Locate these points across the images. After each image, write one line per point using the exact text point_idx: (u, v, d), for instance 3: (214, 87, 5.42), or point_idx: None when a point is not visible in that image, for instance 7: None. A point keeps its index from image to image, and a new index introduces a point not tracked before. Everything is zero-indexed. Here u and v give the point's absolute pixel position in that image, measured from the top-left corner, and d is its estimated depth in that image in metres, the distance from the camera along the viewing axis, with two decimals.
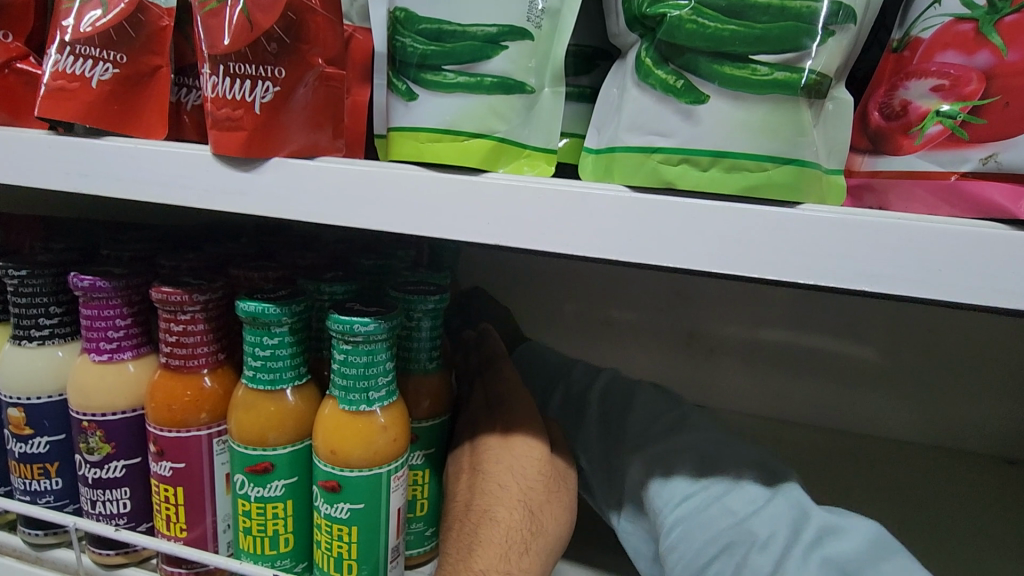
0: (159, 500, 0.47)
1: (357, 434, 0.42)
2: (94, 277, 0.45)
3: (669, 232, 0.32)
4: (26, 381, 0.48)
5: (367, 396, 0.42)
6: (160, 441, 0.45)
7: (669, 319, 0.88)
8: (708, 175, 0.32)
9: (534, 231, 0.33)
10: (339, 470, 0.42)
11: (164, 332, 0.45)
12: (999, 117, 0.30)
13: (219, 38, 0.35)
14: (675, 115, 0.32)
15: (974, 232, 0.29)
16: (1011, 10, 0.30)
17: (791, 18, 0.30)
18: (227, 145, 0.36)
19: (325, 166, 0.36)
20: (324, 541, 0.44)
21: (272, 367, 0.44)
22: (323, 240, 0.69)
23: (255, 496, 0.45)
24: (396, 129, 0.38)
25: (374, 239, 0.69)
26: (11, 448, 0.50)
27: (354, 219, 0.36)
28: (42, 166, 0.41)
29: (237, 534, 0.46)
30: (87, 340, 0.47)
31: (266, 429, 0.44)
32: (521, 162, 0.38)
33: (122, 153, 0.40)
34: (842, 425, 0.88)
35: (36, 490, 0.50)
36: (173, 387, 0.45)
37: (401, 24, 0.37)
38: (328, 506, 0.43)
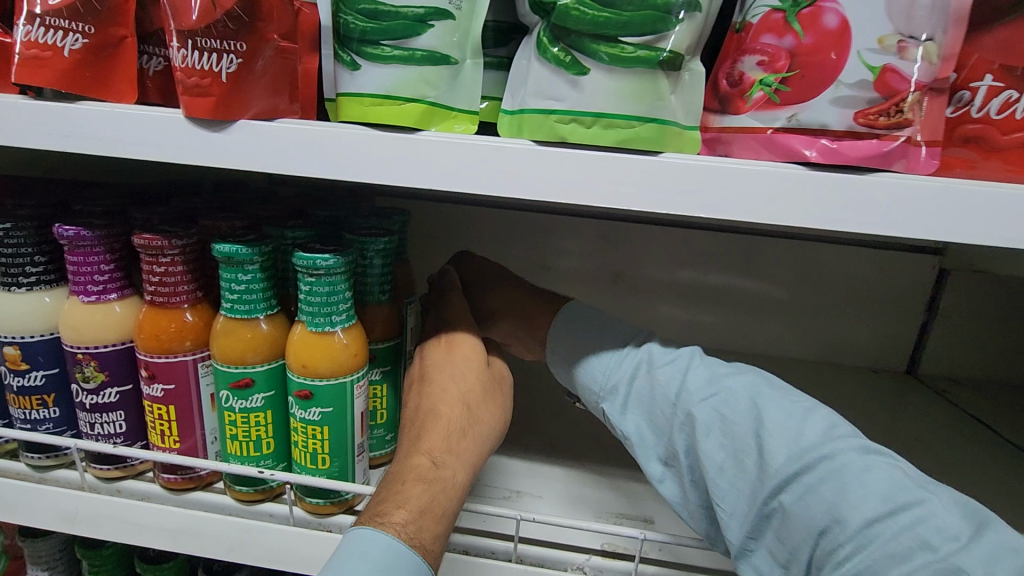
0: (152, 419, 0.55)
1: (323, 351, 0.51)
2: (77, 228, 0.51)
3: (563, 176, 0.41)
4: (19, 323, 0.54)
5: (331, 320, 0.51)
6: (151, 366, 0.53)
7: (599, 261, 1.00)
8: (592, 132, 0.41)
9: (459, 177, 0.42)
10: (310, 381, 0.52)
11: (147, 274, 0.52)
12: (798, 86, 0.41)
13: (187, 16, 0.42)
14: (566, 84, 0.41)
15: (777, 171, 0.40)
16: (807, 5, 0.40)
17: (649, 8, 0.40)
18: (199, 110, 0.43)
19: (285, 127, 0.43)
20: (301, 441, 0.54)
21: (246, 300, 0.52)
22: (279, 193, 0.76)
23: (239, 408, 0.53)
24: (343, 95, 0.45)
25: (326, 194, 0.76)
26: (8, 383, 0.56)
27: (312, 170, 0.44)
28: (31, 129, 0.47)
29: (225, 442, 0.55)
30: (74, 284, 0.54)
31: (244, 350, 0.52)
32: (449, 122, 0.46)
33: (105, 117, 0.46)
34: (745, 347, 1.03)
35: (35, 419, 0.57)
36: (159, 320, 0.53)
37: (343, 3, 0.44)
38: (302, 411, 0.53)
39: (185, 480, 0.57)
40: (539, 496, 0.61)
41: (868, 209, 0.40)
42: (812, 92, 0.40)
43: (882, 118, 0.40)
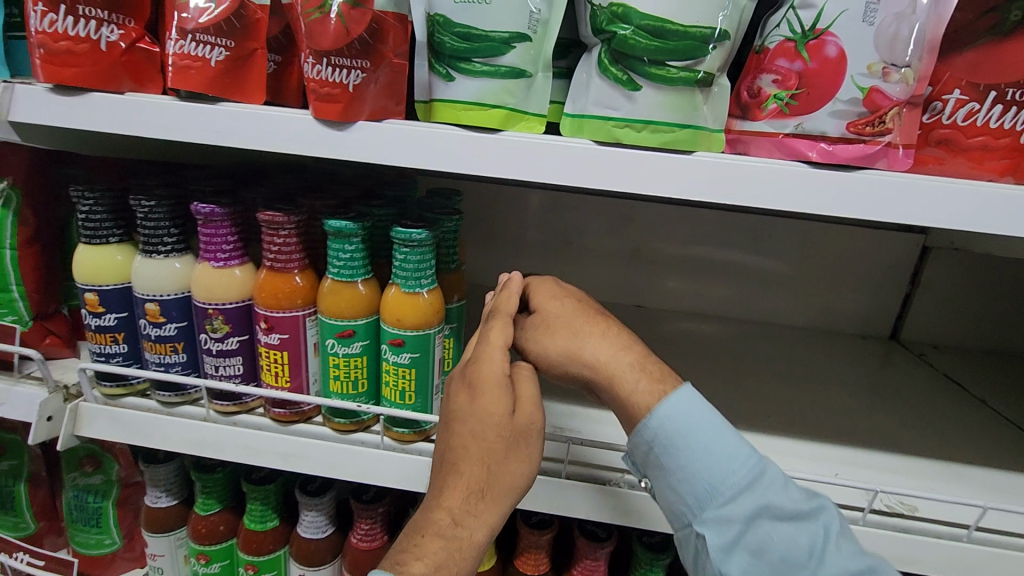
0: (267, 362, 0.67)
1: (413, 307, 0.63)
2: (211, 206, 0.62)
3: (619, 170, 0.53)
4: (159, 283, 0.66)
5: (420, 282, 0.63)
6: (270, 319, 0.65)
7: (620, 237, 1.11)
8: (641, 135, 0.53)
9: (535, 168, 0.54)
10: (402, 331, 0.63)
11: (267, 244, 0.64)
12: (805, 100, 0.52)
13: (323, 39, 0.52)
14: (622, 97, 0.52)
15: (786, 168, 0.52)
16: (814, 37, 0.51)
17: (690, 38, 0.50)
18: (328, 112, 0.54)
19: (394, 127, 0.54)
20: (391, 380, 0.66)
21: (350, 266, 0.63)
22: (347, 176, 0.87)
23: (342, 353, 0.65)
24: (438, 100, 0.56)
25: (388, 176, 0.87)
26: (146, 332, 0.68)
27: (415, 161, 0.55)
28: (182, 124, 0.57)
29: (327, 381, 0.67)
30: (205, 253, 0.65)
31: (347, 307, 0.64)
32: (523, 124, 0.57)
33: (245, 117, 0.56)
34: (747, 315, 1.16)
35: (168, 362, 0.69)
36: (276, 282, 0.64)
37: (439, 26, 0.55)
38: (394, 356, 0.65)
39: (292, 413, 0.69)
40: (578, 430, 0.74)
41: (855, 197, 0.52)
42: (814, 106, 0.51)
43: (868, 128, 0.51)
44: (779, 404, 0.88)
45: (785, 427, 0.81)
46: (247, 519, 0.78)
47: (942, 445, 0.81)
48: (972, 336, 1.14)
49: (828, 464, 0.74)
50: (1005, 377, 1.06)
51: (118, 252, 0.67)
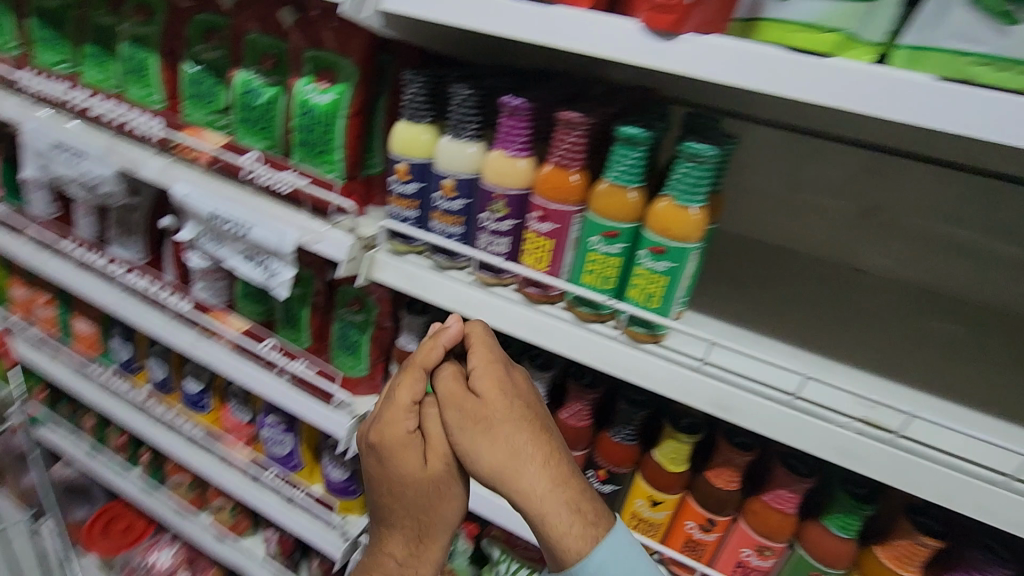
0: (532, 246, 0.77)
1: (681, 221, 0.67)
2: (520, 100, 0.72)
3: (958, 113, 0.49)
4: (456, 163, 0.77)
5: (692, 198, 0.67)
6: (547, 209, 0.74)
7: (857, 195, 1.04)
8: (1000, 75, 0.49)
9: (862, 99, 0.52)
10: (665, 241, 0.68)
11: (558, 142, 0.71)
12: None
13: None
14: (989, 30, 0.49)
15: None
16: None
17: None
18: (660, 23, 0.57)
19: (719, 45, 0.56)
20: (642, 282, 0.72)
21: (628, 173, 0.69)
22: (598, 88, 0.90)
23: (602, 250, 0.72)
24: (769, 18, 0.57)
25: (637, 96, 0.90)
26: (438, 203, 0.81)
27: (735, 77, 0.57)
28: (519, 22, 0.64)
29: (581, 274, 0.75)
30: (501, 142, 0.75)
31: (617, 210, 0.70)
32: (852, 52, 0.56)
33: (577, 22, 0.62)
34: (995, 303, 1.02)
35: (448, 232, 0.82)
36: (559, 178, 0.72)
37: None
38: (652, 261, 0.70)
39: (542, 295, 0.80)
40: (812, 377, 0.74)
41: None
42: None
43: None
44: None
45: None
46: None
47: None
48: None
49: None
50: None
51: (425, 131, 0.80)
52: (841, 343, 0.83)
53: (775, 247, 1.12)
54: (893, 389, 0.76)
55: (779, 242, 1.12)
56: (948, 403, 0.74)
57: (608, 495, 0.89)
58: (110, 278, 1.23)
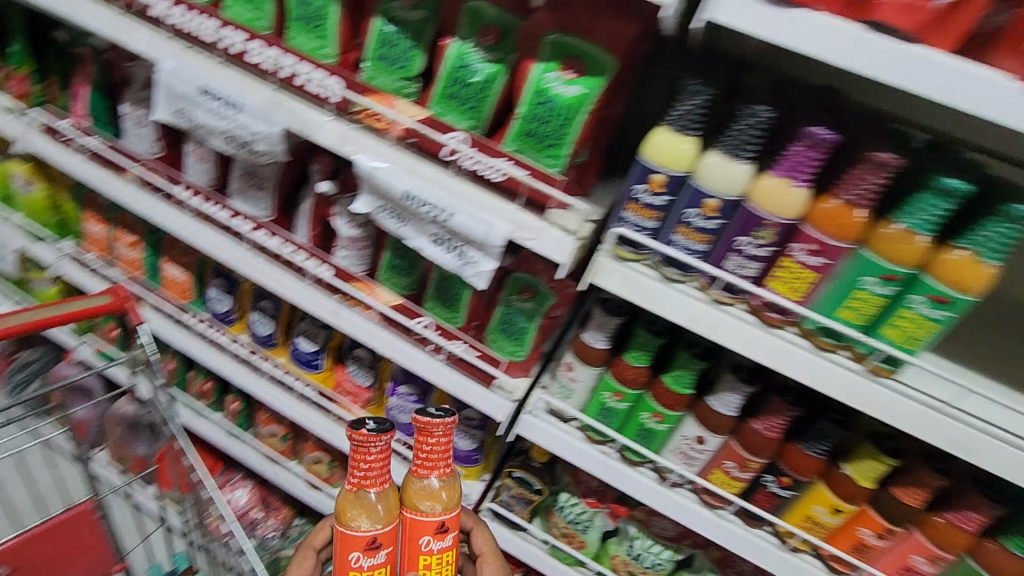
0: (787, 274, 0.72)
1: (977, 276, 0.63)
2: (825, 132, 0.64)
3: None
4: (727, 183, 0.70)
5: (995, 254, 0.62)
6: (824, 244, 0.68)
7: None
8: None
9: None
10: (956, 294, 0.64)
11: (860, 184, 0.64)
12: None
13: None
14: None
15: None
16: None
17: None
18: None
19: None
20: (903, 325, 0.69)
21: (929, 222, 0.63)
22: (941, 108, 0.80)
23: (873, 291, 0.68)
24: None
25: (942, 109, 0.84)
26: (688, 220, 0.73)
27: None
28: (826, 43, 0.56)
29: (837, 308, 0.71)
30: (788, 170, 0.67)
31: (910, 257, 0.65)
32: None
33: (888, 51, 0.55)
34: None
35: (692, 248, 0.75)
36: (845, 216, 0.66)
37: None
38: (928, 309, 0.66)
39: (782, 319, 0.75)
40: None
41: None
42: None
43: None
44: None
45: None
46: (665, 379, 0.89)
47: None
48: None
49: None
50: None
51: (687, 140, 0.70)
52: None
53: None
54: None
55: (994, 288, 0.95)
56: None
57: (776, 500, 0.90)
58: (225, 223, 1.14)
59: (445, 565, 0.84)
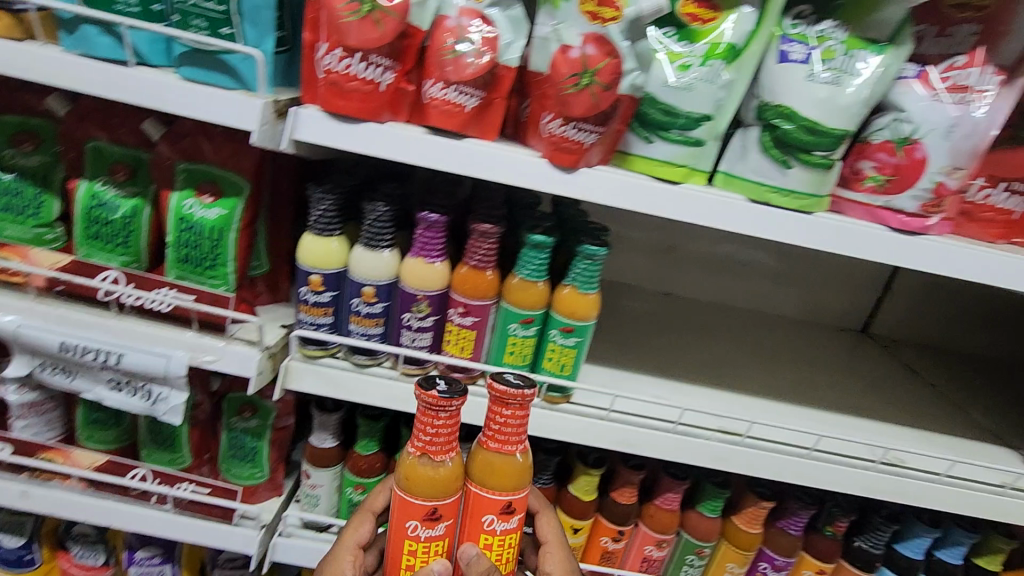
0: (454, 337, 0.80)
1: (583, 304, 0.77)
2: (436, 215, 0.74)
3: (732, 217, 0.69)
4: (375, 270, 0.76)
5: (588, 285, 0.77)
6: (469, 305, 0.77)
7: (659, 254, 1.34)
8: (769, 194, 0.69)
9: (691, 213, 0.69)
10: (574, 322, 0.78)
11: (475, 250, 0.75)
12: (907, 172, 0.68)
13: (577, 107, 0.63)
14: (777, 171, 0.68)
15: (845, 229, 0.69)
16: (912, 142, 0.68)
17: (830, 138, 0.65)
18: (561, 159, 0.66)
19: (605, 177, 0.67)
20: (553, 356, 0.80)
21: (537, 269, 0.76)
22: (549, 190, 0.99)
23: (520, 334, 0.79)
24: (631, 154, 0.69)
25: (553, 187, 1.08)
26: (356, 309, 0.78)
27: (599, 197, 0.68)
28: (398, 145, 0.67)
29: (501, 355, 0.80)
30: (420, 249, 0.76)
31: (533, 300, 0.77)
32: (692, 178, 0.70)
33: (445, 146, 0.67)
34: (757, 307, 1.39)
35: (368, 333, 0.79)
36: (475, 278, 0.76)
37: (645, 100, 0.67)
38: (562, 339, 0.79)
39: (465, 377, 0.82)
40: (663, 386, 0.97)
41: (908, 252, 0.70)
42: (906, 187, 0.69)
43: (932, 208, 0.69)
44: (859, 389, 1.10)
45: (853, 403, 1.03)
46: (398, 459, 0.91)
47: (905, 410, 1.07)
48: (972, 341, 1.41)
49: (906, 436, 0.95)
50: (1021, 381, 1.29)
51: (334, 239, 0.76)
52: (739, 366, 1.09)
53: (696, 300, 1.38)
54: (717, 395, 0.97)
55: (669, 290, 1.37)
56: (797, 405, 0.98)
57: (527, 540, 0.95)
58: None
59: (507, 552, 0.66)
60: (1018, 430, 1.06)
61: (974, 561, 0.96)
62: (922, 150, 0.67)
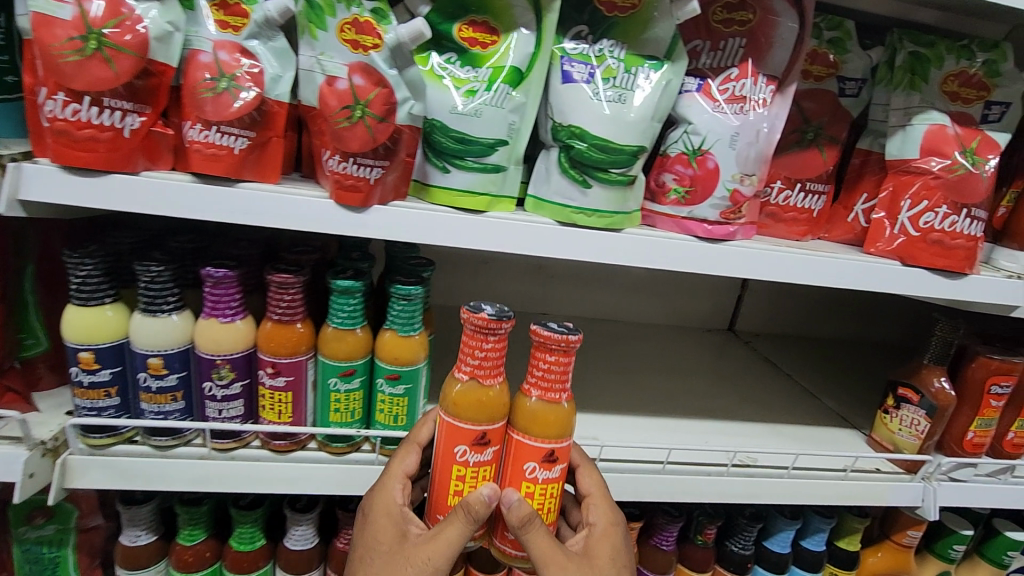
0: (269, 402, 0.71)
1: (406, 348, 0.72)
2: (223, 270, 0.65)
3: (539, 242, 0.67)
4: (159, 338, 0.66)
5: (410, 327, 0.72)
6: (278, 364, 0.69)
7: (526, 278, 1.29)
8: (576, 214, 0.67)
9: (497, 242, 0.66)
10: (399, 368, 0.72)
11: (275, 303, 0.68)
12: (702, 181, 0.69)
13: (353, 143, 0.58)
14: (578, 191, 0.66)
15: (652, 241, 0.69)
16: (702, 153, 0.69)
17: (622, 155, 0.65)
18: (348, 198, 0.61)
19: (401, 211, 0.63)
20: (384, 408, 0.74)
21: (351, 316, 0.70)
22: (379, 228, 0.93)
23: (343, 389, 0.72)
24: (432, 185, 0.66)
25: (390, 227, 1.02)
26: (144, 385, 0.67)
27: (396, 234, 0.63)
28: (157, 197, 0.59)
29: (326, 414, 0.73)
30: (211, 309, 0.67)
31: (350, 350, 0.71)
32: (499, 205, 0.68)
33: (215, 193, 0.60)
34: (630, 317, 1.38)
35: (166, 410, 0.69)
36: (281, 333, 0.69)
37: (435, 129, 0.64)
38: (390, 388, 0.73)
39: (290, 443, 0.74)
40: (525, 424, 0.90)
41: (714, 259, 0.71)
42: (704, 198, 0.70)
43: (732, 215, 0.71)
44: (721, 391, 1.12)
45: (710, 408, 1.04)
46: (233, 543, 0.79)
47: (771, 410, 1.08)
48: (828, 328, 1.47)
49: (759, 438, 0.96)
50: (872, 359, 1.36)
51: (108, 307, 0.66)
52: (603, 388, 1.06)
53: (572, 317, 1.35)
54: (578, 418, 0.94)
55: (545, 310, 1.33)
56: (654, 418, 0.98)
57: None
58: None
59: (551, 502, 0.60)
60: (863, 409, 1.11)
61: (837, 544, 0.99)
62: (713, 160, 0.69)
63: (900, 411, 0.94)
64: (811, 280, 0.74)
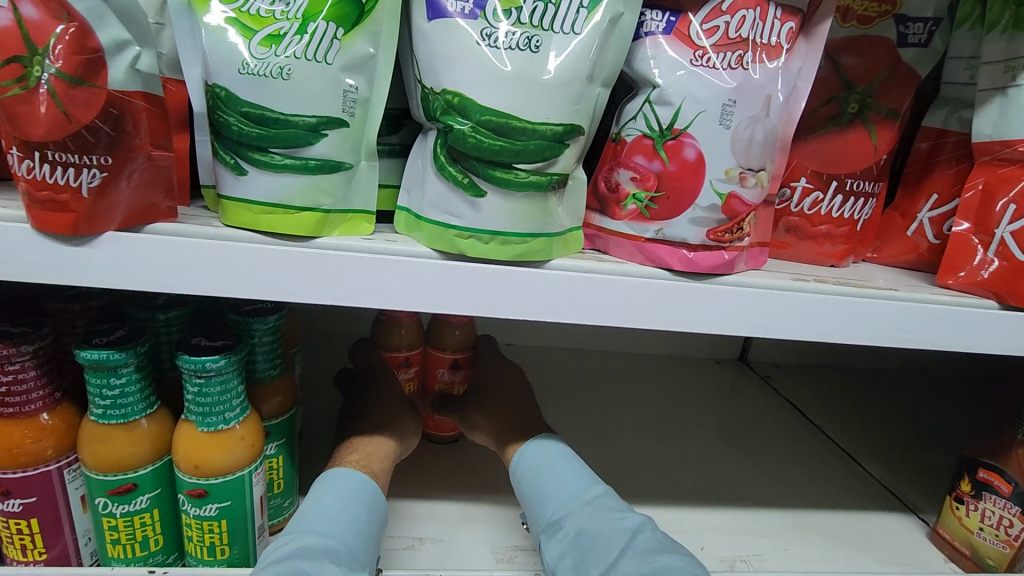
0: (6, 535, 0.46)
1: (215, 446, 0.46)
2: None
3: (408, 284, 0.40)
4: None
5: (224, 417, 0.46)
6: (3, 482, 0.44)
7: None
8: (467, 242, 0.41)
9: (335, 288, 0.40)
10: (204, 480, 0.46)
11: None
12: (675, 182, 0.43)
13: (31, 125, 0.32)
14: (463, 203, 0.40)
15: (601, 281, 0.42)
16: (673, 136, 0.43)
17: (536, 138, 0.39)
18: (53, 222, 0.35)
19: (157, 241, 0.37)
20: (194, 536, 0.48)
21: (122, 404, 0.44)
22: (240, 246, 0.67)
23: (120, 513, 0.46)
24: (224, 198, 0.40)
25: None
26: None
27: (154, 279, 0.38)
28: None
29: (102, 546, 0.47)
30: None
31: (127, 451, 0.45)
32: (345, 226, 0.42)
33: None
34: (612, 345, 1.10)
35: None
36: (8, 432, 0.43)
37: (222, 102, 0.38)
38: (195, 509, 0.47)
39: None
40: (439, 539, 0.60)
41: (706, 305, 0.44)
42: (679, 209, 0.43)
43: (727, 234, 0.44)
44: (726, 453, 0.84)
45: (708, 484, 0.76)
46: None
47: (797, 484, 0.79)
48: (863, 354, 1.18)
49: (776, 538, 0.69)
50: (921, 402, 1.07)
51: None
52: None
53: (542, 349, 1.08)
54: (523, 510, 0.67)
55: (508, 338, 1.07)
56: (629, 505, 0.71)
57: None
58: None
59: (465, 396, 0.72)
60: (915, 481, 0.83)
61: None
62: (693, 147, 0.42)
63: (981, 504, 0.66)
64: (860, 332, 0.46)
